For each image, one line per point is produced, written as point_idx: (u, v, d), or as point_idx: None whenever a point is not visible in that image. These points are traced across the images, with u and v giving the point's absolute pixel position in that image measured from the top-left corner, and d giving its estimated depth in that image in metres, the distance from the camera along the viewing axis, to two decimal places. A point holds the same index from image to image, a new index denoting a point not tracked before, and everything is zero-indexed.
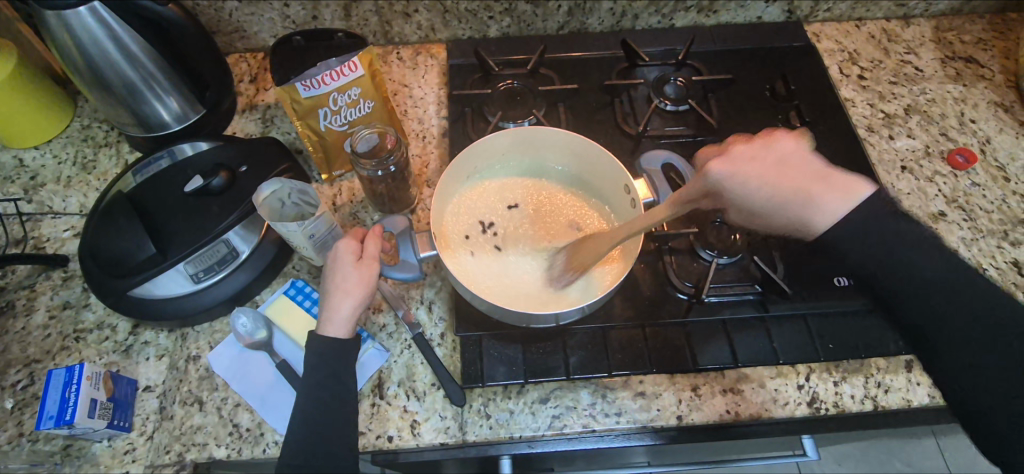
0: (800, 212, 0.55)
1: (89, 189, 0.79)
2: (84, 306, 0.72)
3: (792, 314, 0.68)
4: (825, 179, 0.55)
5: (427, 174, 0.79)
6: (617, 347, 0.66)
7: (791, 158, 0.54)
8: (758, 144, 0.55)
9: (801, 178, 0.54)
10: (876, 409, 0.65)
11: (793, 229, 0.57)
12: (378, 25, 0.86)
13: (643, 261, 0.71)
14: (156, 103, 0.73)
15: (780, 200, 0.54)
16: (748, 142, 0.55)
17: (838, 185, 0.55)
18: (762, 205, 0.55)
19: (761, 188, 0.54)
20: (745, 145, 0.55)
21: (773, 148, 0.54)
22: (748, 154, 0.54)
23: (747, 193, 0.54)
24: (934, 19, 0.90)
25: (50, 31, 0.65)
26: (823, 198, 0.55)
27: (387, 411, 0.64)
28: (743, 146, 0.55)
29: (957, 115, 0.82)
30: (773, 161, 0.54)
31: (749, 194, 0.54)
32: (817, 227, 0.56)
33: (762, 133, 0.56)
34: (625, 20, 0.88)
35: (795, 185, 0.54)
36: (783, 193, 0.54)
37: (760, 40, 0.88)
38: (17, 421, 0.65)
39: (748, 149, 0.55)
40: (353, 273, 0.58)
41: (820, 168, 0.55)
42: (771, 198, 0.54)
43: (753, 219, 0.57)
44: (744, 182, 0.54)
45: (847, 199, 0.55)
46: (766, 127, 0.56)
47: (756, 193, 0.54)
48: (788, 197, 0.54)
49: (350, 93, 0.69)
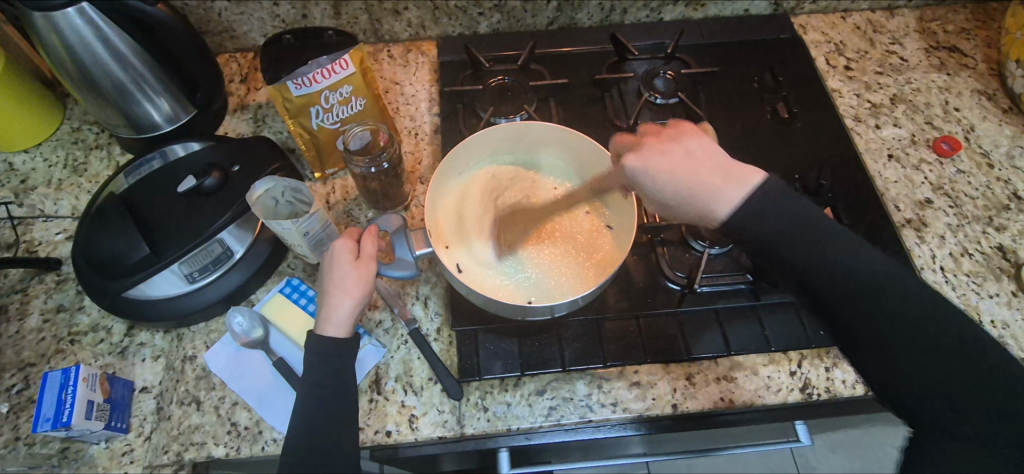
0: (698, 203, 0.50)
1: (80, 191, 0.79)
2: (78, 309, 0.71)
3: (785, 302, 0.69)
4: (722, 170, 0.51)
5: (420, 171, 0.79)
6: (612, 337, 0.67)
7: (690, 152, 0.52)
8: (658, 140, 0.53)
9: (698, 168, 0.50)
10: (867, 393, 0.66)
11: (696, 218, 0.52)
12: (368, 23, 0.86)
13: (635, 253, 0.71)
14: (146, 105, 0.73)
15: (690, 191, 0.50)
16: (657, 134, 0.55)
17: (733, 173, 0.50)
18: (667, 194, 0.52)
19: (661, 177, 0.51)
20: (652, 138, 0.55)
21: (680, 141, 0.52)
22: (655, 148, 0.52)
23: (659, 186, 0.52)
24: (918, 10, 0.92)
25: (40, 34, 0.65)
26: (722, 186, 0.50)
27: (385, 406, 0.64)
28: (654, 142, 0.53)
29: (942, 104, 0.83)
30: (675, 155, 0.51)
31: (655, 188, 0.52)
32: (716, 216, 0.50)
33: (674, 131, 0.54)
34: (614, 15, 0.89)
35: (692, 173, 0.50)
36: (677, 181, 0.51)
37: (748, 33, 0.89)
38: (12, 425, 0.65)
39: (656, 144, 0.53)
40: (351, 273, 0.58)
41: (720, 159, 0.51)
42: (676, 189, 0.51)
43: (669, 213, 0.54)
44: (650, 174, 0.52)
45: (743, 187, 0.50)
46: (678, 124, 0.55)
47: (659, 181, 0.51)
48: (695, 184, 0.50)
49: (342, 90, 0.69)
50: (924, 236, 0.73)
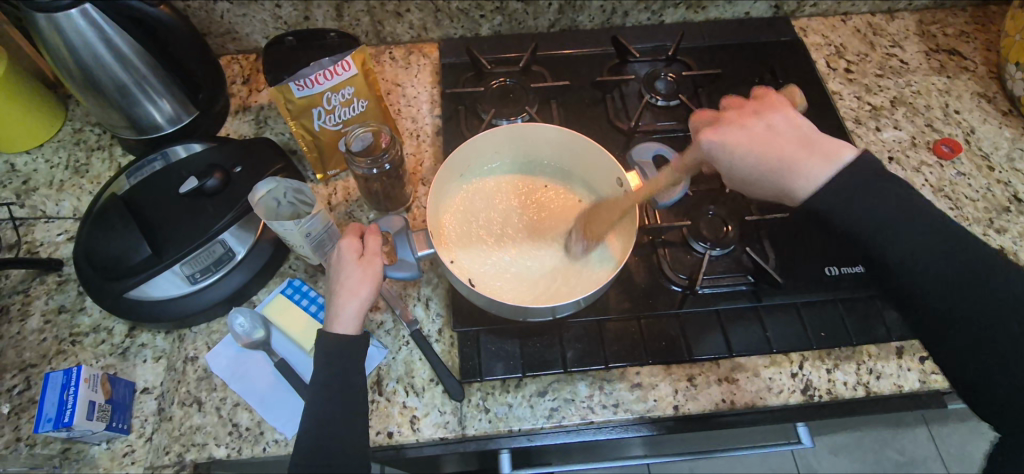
0: (778, 177, 0.56)
1: (82, 192, 0.79)
2: (79, 310, 0.71)
3: (786, 304, 0.69)
4: (807, 145, 0.56)
5: (421, 172, 0.80)
6: (613, 339, 0.67)
7: (773, 128, 0.58)
8: (743, 117, 0.60)
9: (782, 144, 0.57)
10: (868, 395, 0.66)
11: (777, 194, 0.58)
12: (370, 25, 0.86)
13: (637, 254, 0.71)
14: (148, 106, 0.73)
15: (768, 168, 0.57)
16: (739, 109, 0.61)
17: (821, 150, 0.56)
18: (750, 170, 0.58)
19: (748, 153, 0.57)
20: (734, 114, 0.61)
21: (763, 118, 0.59)
22: (737, 124, 0.59)
23: (737, 160, 0.58)
24: (917, 13, 0.92)
25: (43, 36, 0.65)
26: (804, 162, 0.55)
27: (387, 407, 0.64)
28: (733, 119, 0.60)
29: (942, 107, 0.83)
30: (756, 130, 0.58)
31: (737, 161, 0.58)
32: (797, 193, 0.56)
33: (760, 107, 0.61)
34: (616, 17, 0.89)
35: (778, 151, 0.56)
36: (769, 156, 0.57)
37: (749, 36, 0.89)
38: (13, 426, 0.65)
39: (739, 119, 0.59)
40: (356, 271, 0.58)
41: (806, 135, 0.57)
42: (757, 165, 0.57)
43: (748, 188, 0.60)
44: (728, 148, 0.58)
45: (831, 163, 0.55)
46: (765, 100, 0.62)
47: (738, 156, 0.58)
48: (775, 161, 0.56)
49: (344, 92, 0.69)
50: None
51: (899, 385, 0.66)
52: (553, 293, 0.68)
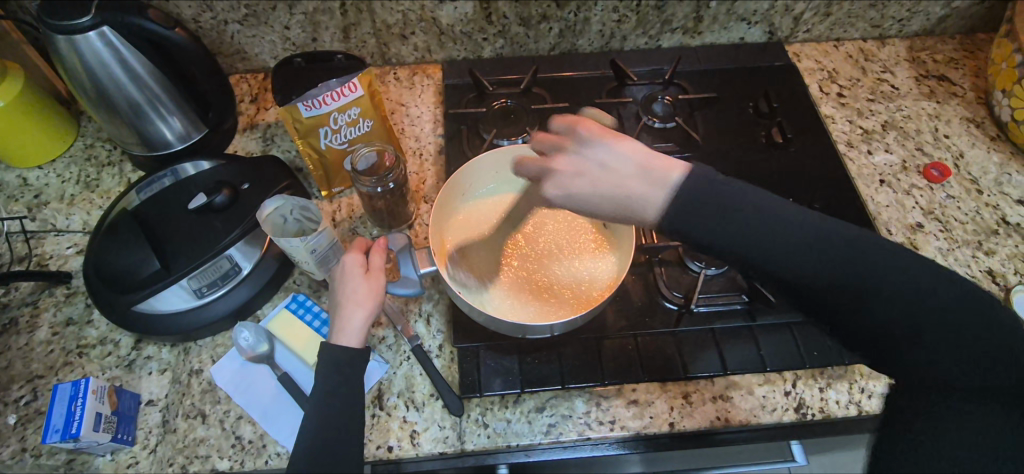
0: (621, 214, 0.50)
1: (92, 206, 0.81)
2: (86, 322, 0.73)
3: (779, 324, 0.70)
4: (639, 170, 0.49)
5: (424, 190, 0.82)
6: (611, 356, 0.68)
7: (606, 160, 0.51)
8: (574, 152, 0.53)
9: (630, 175, 0.49)
10: (860, 413, 0.67)
11: (626, 219, 0.50)
12: (376, 46, 0.89)
13: (634, 272, 0.73)
14: (159, 124, 0.75)
15: (609, 204, 0.50)
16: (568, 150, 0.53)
17: (654, 174, 0.49)
18: (592, 209, 0.51)
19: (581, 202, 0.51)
20: (568, 152, 0.53)
21: (593, 154, 0.52)
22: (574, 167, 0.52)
23: (580, 204, 0.51)
24: (908, 40, 0.95)
25: (61, 56, 0.67)
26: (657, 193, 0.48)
27: (387, 422, 0.65)
28: (564, 159, 0.53)
29: (931, 131, 0.85)
30: (593, 169, 0.51)
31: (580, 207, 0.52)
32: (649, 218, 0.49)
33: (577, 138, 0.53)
34: (614, 41, 0.92)
35: (614, 191, 0.50)
36: (608, 204, 0.50)
37: (744, 60, 0.92)
38: (20, 436, 0.66)
39: (567, 165, 0.52)
40: (362, 285, 0.60)
41: (636, 160, 0.50)
42: (603, 200, 0.50)
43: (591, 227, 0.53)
44: (574, 195, 0.51)
45: (664, 187, 0.48)
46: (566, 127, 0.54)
47: (582, 206, 0.51)
48: (615, 196, 0.49)
49: (350, 112, 0.71)
50: None
51: None
52: (551, 307, 0.69)
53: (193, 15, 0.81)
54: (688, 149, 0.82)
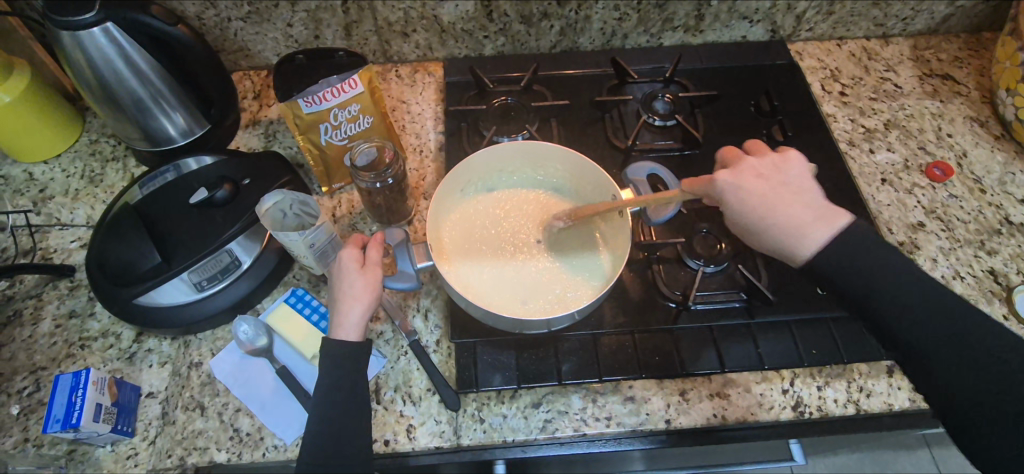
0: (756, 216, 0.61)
1: (96, 201, 0.82)
2: (89, 315, 0.73)
3: (777, 322, 0.70)
4: (815, 209, 0.60)
5: (424, 187, 0.82)
6: (608, 352, 0.68)
7: (789, 186, 0.62)
8: (767, 168, 0.63)
9: (791, 204, 0.60)
10: (859, 412, 0.67)
11: (781, 255, 0.61)
12: (378, 44, 0.89)
13: (632, 269, 0.73)
14: (163, 119, 0.76)
15: (753, 206, 0.61)
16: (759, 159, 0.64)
17: (823, 215, 0.60)
18: (746, 213, 0.61)
19: (752, 201, 0.61)
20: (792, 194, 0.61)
21: (783, 173, 0.63)
22: (756, 172, 0.63)
23: (737, 201, 0.61)
24: (912, 39, 0.94)
25: (65, 50, 0.68)
26: (808, 226, 0.59)
27: (384, 415, 0.66)
28: (757, 165, 0.63)
29: (934, 130, 0.85)
30: (773, 185, 0.62)
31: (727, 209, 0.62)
32: (801, 256, 0.59)
33: (778, 161, 0.64)
34: (615, 39, 0.92)
35: (774, 210, 0.60)
36: (760, 210, 0.60)
37: (746, 58, 0.92)
38: (23, 427, 0.66)
39: (765, 167, 0.63)
40: (359, 280, 0.60)
41: (815, 204, 0.61)
42: (748, 207, 0.61)
43: (751, 238, 0.63)
44: (737, 188, 0.62)
45: (830, 229, 0.59)
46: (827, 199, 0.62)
47: (738, 205, 0.61)
48: (762, 204, 0.61)
49: (350, 109, 0.72)
50: (916, 259, 0.74)
51: (889, 403, 0.67)
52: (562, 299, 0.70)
53: (196, 12, 0.81)
54: (688, 147, 0.82)
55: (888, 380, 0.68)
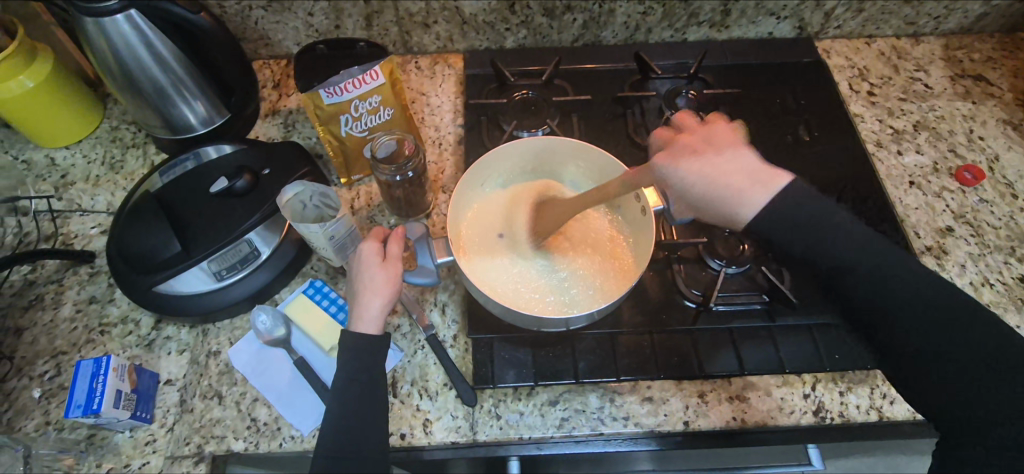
0: (722, 203, 0.57)
1: (116, 188, 0.82)
2: (109, 301, 0.74)
3: (799, 325, 0.69)
4: (749, 173, 0.57)
5: (442, 180, 0.81)
6: (626, 352, 0.67)
7: (722, 153, 0.58)
8: (700, 143, 0.60)
9: (732, 171, 0.57)
10: (881, 419, 0.66)
11: (724, 219, 0.59)
12: (398, 35, 0.88)
13: (652, 269, 0.72)
14: (183, 107, 0.76)
15: (711, 187, 0.57)
16: (690, 134, 0.62)
17: (757, 177, 0.57)
18: (700, 194, 0.58)
19: (691, 178, 0.58)
20: (688, 138, 0.62)
21: (711, 141, 0.60)
22: (689, 148, 0.60)
23: (686, 183, 0.59)
24: (944, 38, 0.92)
25: (88, 36, 0.68)
26: (749, 192, 0.56)
27: (401, 409, 0.66)
28: (691, 141, 0.60)
29: (965, 133, 0.83)
30: (710, 156, 0.58)
31: (683, 187, 0.59)
32: (740, 219, 0.57)
33: (707, 135, 0.60)
34: (638, 34, 0.90)
35: (728, 180, 0.57)
36: (714, 185, 0.57)
37: (771, 55, 0.90)
38: (44, 410, 0.67)
39: (690, 143, 0.60)
40: (379, 274, 0.60)
41: (753, 164, 0.57)
42: (702, 188, 0.58)
43: (701, 212, 0.60)
44: (681, 174, 0.59)
45: (767, 190, 0.56)
46: (710, 128, 0.61)
47: (690, 181, 0.58)
48: (718, 185, 0.57)
49: (371, 100, 0.71)
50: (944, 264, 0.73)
51: (913, 410, 0.66)
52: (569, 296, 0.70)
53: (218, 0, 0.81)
54: None
55: None
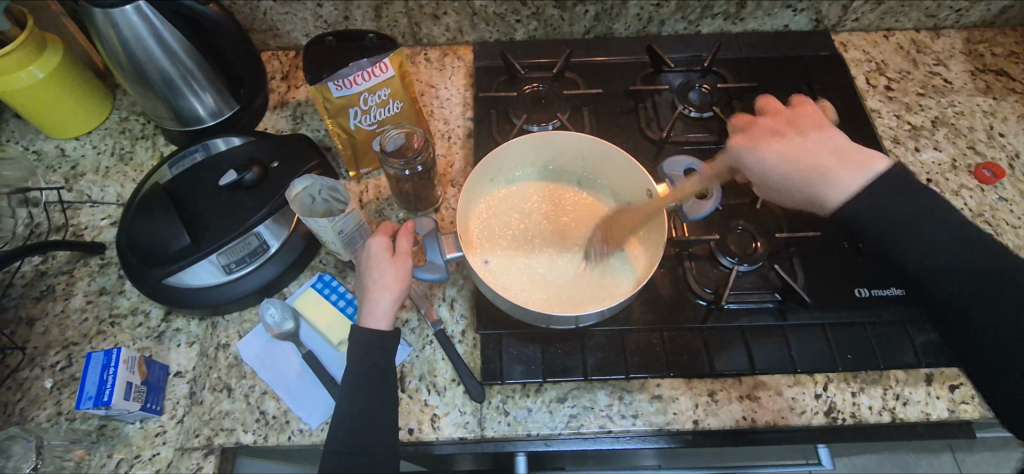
0: (811, 184, 0.60)
1: (126, 179, 0.82)
2: (119, 292, 0.74)
3: (811, 323, 0.68)
4: (838, 153, 0.61)
5: (452, 174, 0.81)
6: (635, 350, 0.67)
7: (805, 135, 0.63)
8: (788, 130, 0.64)
9: (820, 152, 0.61)
10: (894, 420, 0.65)
11: (808, 205, 0.62)
12: (408, 26, 0.88)
13: (663, 266, 0.71)
14: (192, 98, 0.75)
15: (802, 170, 0.60)
16: (777, 114, 0.66)
17: (849, 161, 0.60)
18: (782, 179, 0.62)
19: (773, 158, 0.62)
20: (768, 121, 0.65)
21: (799, 123, 0.64)
22: (770, 129, 0.64)
23: (764, 164, 0.62)
24: (965, 31, 0.89)
25: (97, 25, 0.67)
26: (837, 172, 0.59)
27: (409, 404, 0.66)
28: (767, 125, 0.65)
29: (986, 129, 0.81)
30: (799, 143, 0.62)
31: (767, 168, 0.62)
32: (829, 202, 0.59)
33: (795, 117, 0.65)
34: (651, 26, 0.89)
35: (813, 160, 0.60)
36: (796, 166, 0.61)
37: (786, 49, 0.88)
38: (56, 400, 0.68)
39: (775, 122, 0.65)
40: (389, 269, 0.59)
41: (838, 144, 0.62)
42: (790, 173, 0.61)
43: (777, 195, 0.64)
44: (760, 157, 0.63)
45: (862, 170, 0.59)
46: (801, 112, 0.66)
47: (768, 162, 0.62)
48: (802, 167, 0.60)
49: (380, 93, 0.70)
50: None
51: (927, 412, 0.65)
52: (574, 293, 0.69)
53: None
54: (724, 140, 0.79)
55: (927, 389, 0.66)
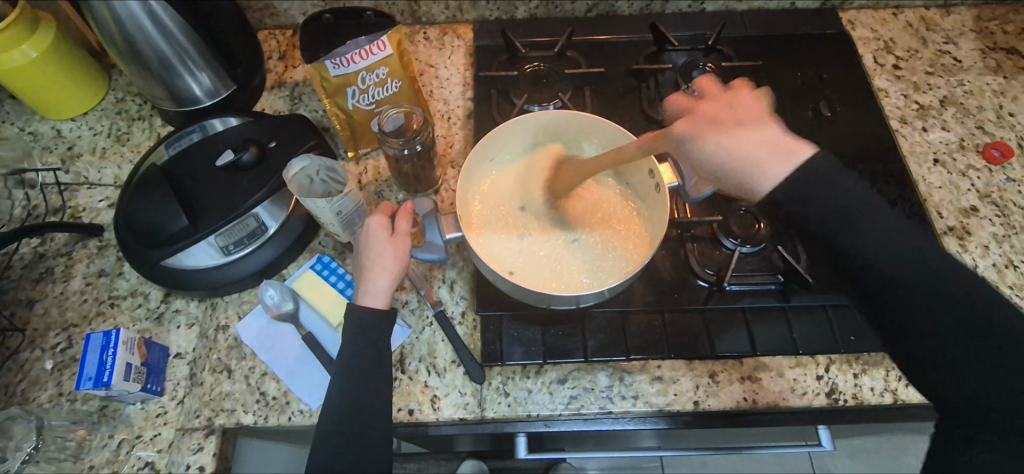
0: (745, 175, 0.57)
1: (123, 161, 0.81)
2: (118, 274, 0.74)
3: (813, 304, 0.67)
4: (771, 144, 0.57)
5: (451, 155, 0.80)
6: (636, 331, 0.67)
7: (742, 125, 0.60)
8: (719, 111, 0.62)
9: (751, 142, 0.57)
10: (896, 402, 0.65)
11: (742, 191, 0.59)
12: (406, 5, 0.86)
13: (665, 247, 0.71)
14: (188, 78, 0.74)
15: (737, 160, 0.58)
16: (712, 102, 0.65)
17: (780, 149, 0.56)
18: (719, 165, 0.59)
19: (711, 145, 0.59)
20: (709, 109, 0.64)
21: (731, 113, 0.61)
22: (709, 117, 0.62)
23: (705, 153, 0.60)
24: (976, 9, 0.88)
25: (87, 1, 0.65)
26: (766, 162, 0.56)
27: (409, 385, 0.65)
28: (713, 109, 0.63)
29: (995, 109, 0.79)
30: (728, 125, 0.60)
31: (708, 150, 0.60)
32: (759, 188, 0.57)
33: (732, 106, 0.63)
34: (655, 3, 0.87)
35: (747, 151, 0.57)
36: (737, 151, 0.57)
37: (792, 27, 0.87)
38: (56, 381, 0.68)
39: (710, 114, 0.62)
40: (388, 249, 0.59)
41: (774, 135, 0.57)
42: (724, 159, 0.58)
43: (722, 184, 0.61)
44: (698, 143, 0.60)
45: (790, 161, 0.56)
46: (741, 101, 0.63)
47: (713, 149, 0.59)
48: (740, 157, 0.57)
49: (378, 72, 0.69)
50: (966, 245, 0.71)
51: None
52: (573, 273, 0.69)
53: None
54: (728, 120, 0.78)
55: None
